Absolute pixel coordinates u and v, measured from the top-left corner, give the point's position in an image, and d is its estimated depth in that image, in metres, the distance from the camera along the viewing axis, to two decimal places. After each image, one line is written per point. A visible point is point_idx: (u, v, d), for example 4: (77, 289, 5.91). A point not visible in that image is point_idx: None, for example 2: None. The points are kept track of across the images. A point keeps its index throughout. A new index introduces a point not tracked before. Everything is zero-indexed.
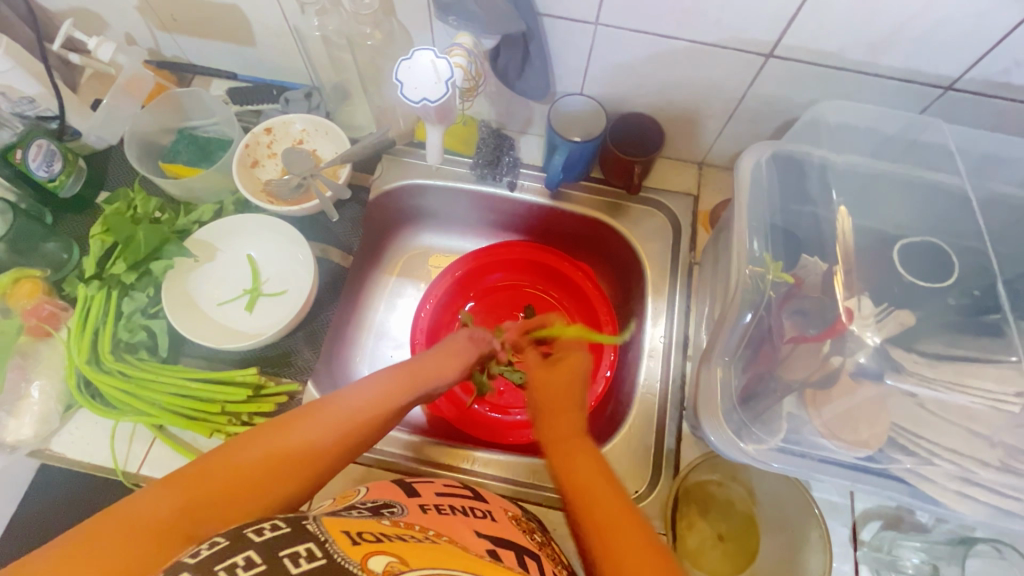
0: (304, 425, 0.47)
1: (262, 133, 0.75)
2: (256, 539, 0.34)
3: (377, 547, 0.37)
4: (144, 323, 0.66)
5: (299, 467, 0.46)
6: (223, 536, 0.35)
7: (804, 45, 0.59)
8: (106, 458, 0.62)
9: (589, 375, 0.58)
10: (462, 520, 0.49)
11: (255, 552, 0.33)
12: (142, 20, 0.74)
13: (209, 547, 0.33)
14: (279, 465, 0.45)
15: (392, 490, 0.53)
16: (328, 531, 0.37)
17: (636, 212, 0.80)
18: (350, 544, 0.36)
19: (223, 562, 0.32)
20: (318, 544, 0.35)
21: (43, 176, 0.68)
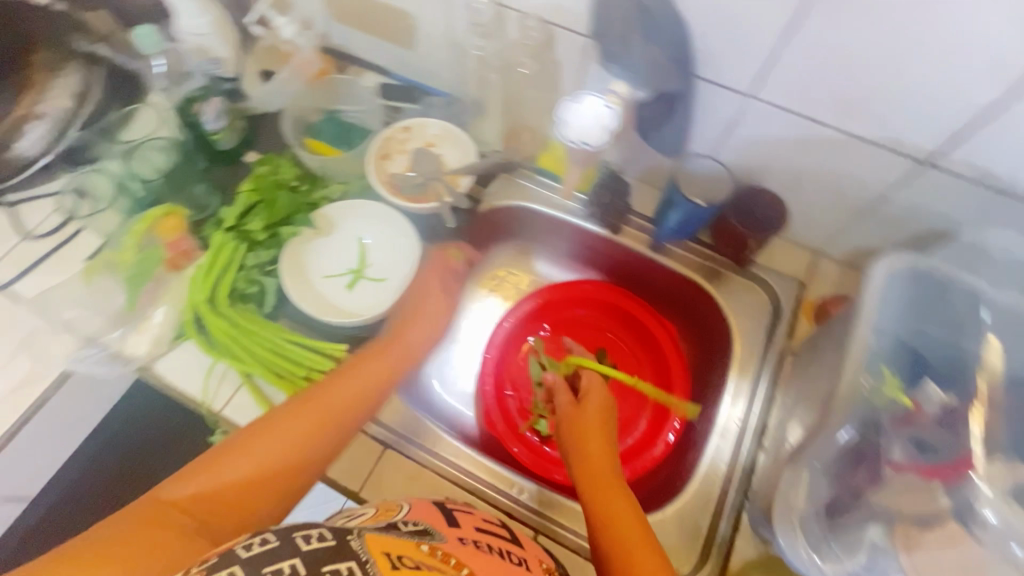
0: (286, 418, 0.58)
1: (399, 129, 0.82)
2: (305, 547, 0.39)
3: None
4: (259, 278, 0.72)
5: (297, 454, 0.56)
6: (273, 535, 0.39)
7: (968, 161, 0.56)
8: (197, 390, 0.67)
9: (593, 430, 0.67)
10: (496, 564, 0.48)
11: (300, 563, 0.37)
12: (323, 11, 0.82)
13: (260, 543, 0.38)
14: (285, 459, 0.55)
15: (434, 515, 0.52)
16: (370, 551, 0.40)
17: (737, 285, 0.78)
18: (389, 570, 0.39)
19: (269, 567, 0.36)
20: (360, 564, 0.38)
21: (210, 128, 0.76)
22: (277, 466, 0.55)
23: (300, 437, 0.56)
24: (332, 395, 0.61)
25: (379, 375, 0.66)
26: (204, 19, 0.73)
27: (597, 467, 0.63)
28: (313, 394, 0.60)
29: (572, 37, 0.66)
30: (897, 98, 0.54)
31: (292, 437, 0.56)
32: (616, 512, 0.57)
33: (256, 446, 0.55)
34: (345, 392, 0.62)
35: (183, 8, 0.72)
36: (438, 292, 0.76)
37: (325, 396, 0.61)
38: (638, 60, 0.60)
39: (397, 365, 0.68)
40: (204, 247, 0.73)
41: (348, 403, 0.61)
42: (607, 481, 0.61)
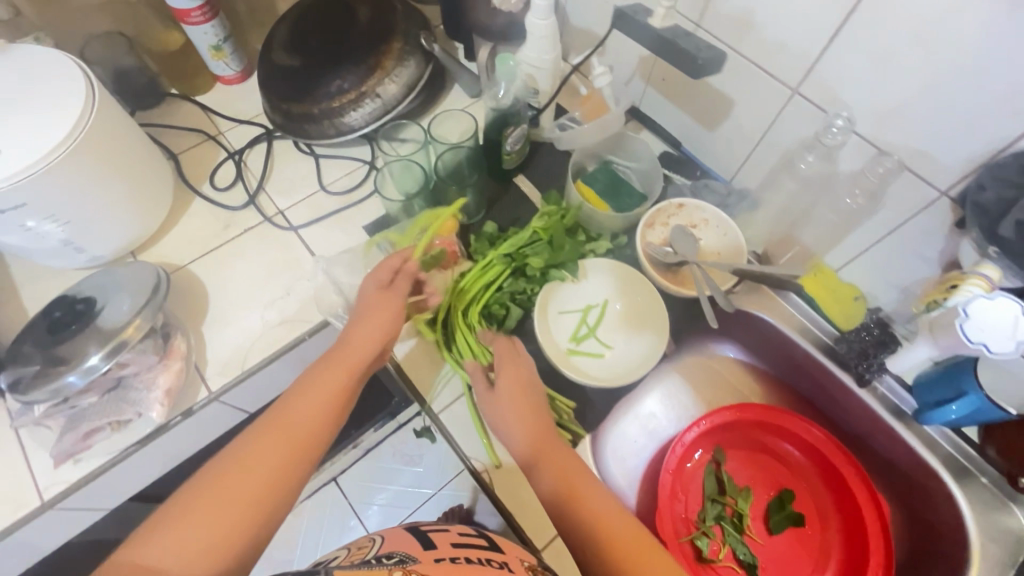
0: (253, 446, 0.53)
1: (673, 205, 0.80)
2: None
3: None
4: (507, 303, 0.74)
5: (263, 490, 0.51)
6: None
7: None
8: (424, 386, 0.72)
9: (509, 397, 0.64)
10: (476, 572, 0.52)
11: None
12: (637, 67, 0.84)
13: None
14: (255, 504, 0.50)
15: (410, 543, 0.57)
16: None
17: (992, 499, 0.68)
18: None
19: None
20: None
21: (508, 150, 0.80)
22: (253, 499, 0.50)
23: (265, 480, 0.51)
24: (289, 413, 0.55)
25: (340, 385, 0.58)
26: (549, 57, 0.77)
27: (530, 437, 0.61)
28: (281, 411, 0.55)
29: (920, 190, 0.61)
30: None
31: (261, 471, 0.51)
32: (618, 533, 0.52)
33: (218, 486, 0.50)
34: (314, 401, 0.57)
35: (535, 41, 0.74)
36: (386, 290, 0.65)
37: (291, 419, 0.55)
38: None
39: (364, 358, 0.61)
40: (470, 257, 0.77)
41: (312, 414, 0.56)
42: (570, 480, 0.56)
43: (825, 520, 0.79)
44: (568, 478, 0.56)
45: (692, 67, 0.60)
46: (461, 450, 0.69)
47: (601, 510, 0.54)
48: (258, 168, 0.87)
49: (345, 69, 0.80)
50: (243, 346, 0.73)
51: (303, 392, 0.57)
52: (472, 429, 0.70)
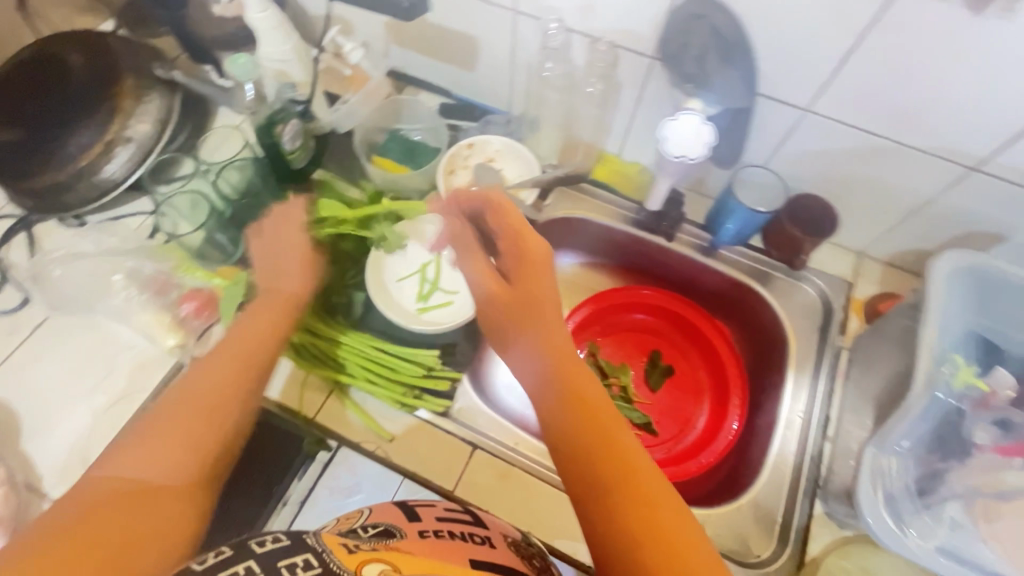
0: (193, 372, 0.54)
1: (463, 147, 0.86)
2: (258, 550, 0.35)
3: (379, 561, 0.37)
4: (347, 290, 0.77)
5: (217, 399, 0.51)
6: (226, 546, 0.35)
7: (1015, 167, 0.62)
8: (291, 399, 0.71)
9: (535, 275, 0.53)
10: (461, 547, 0.46)
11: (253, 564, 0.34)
12: (385, 35, 0.87)
13: (216, 555, 0.34)
14: (213, 411, 0.50)
15: (392, 514, 0.50)
16: (324, 544, 0.38)
17: (785, 286, 0.82)
18: (345, 555, 0.37)
19: (285, 560, 0.34)
20: (316, 556, 0.36)
21: (287, 148, 0.79)
22: (201, 417, 0.49)
23: (204, 406, 0.50)
24: (232, 345, 0.57)
25: (281, 310, 0.63)
26: (287, 46, 0.76)
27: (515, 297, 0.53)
28: (225, 344, 0.57)
29: (637, 59, 0.71)
30: (951, 111, 0.60)
31: (217, 385, 0.52)
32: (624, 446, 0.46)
33: (167, 409, 0.49)
34: (257, 334, 0.59)
35: (267, 35, 0.75)
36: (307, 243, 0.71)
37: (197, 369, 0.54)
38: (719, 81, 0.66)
39: (300, 297, 0.65)
40: None
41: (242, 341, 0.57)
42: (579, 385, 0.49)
43: (691, 364, 0.89)
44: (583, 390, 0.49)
45: (407, 13, 0.69)
46: (348, 442, 0.69)
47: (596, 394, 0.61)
48: (25, 258, 0.78)
49: (80, 124, 0.74)
50: (76, 445, 0.66)
51: (250, 328, 0.59)
52: (356, 419, 0.70)
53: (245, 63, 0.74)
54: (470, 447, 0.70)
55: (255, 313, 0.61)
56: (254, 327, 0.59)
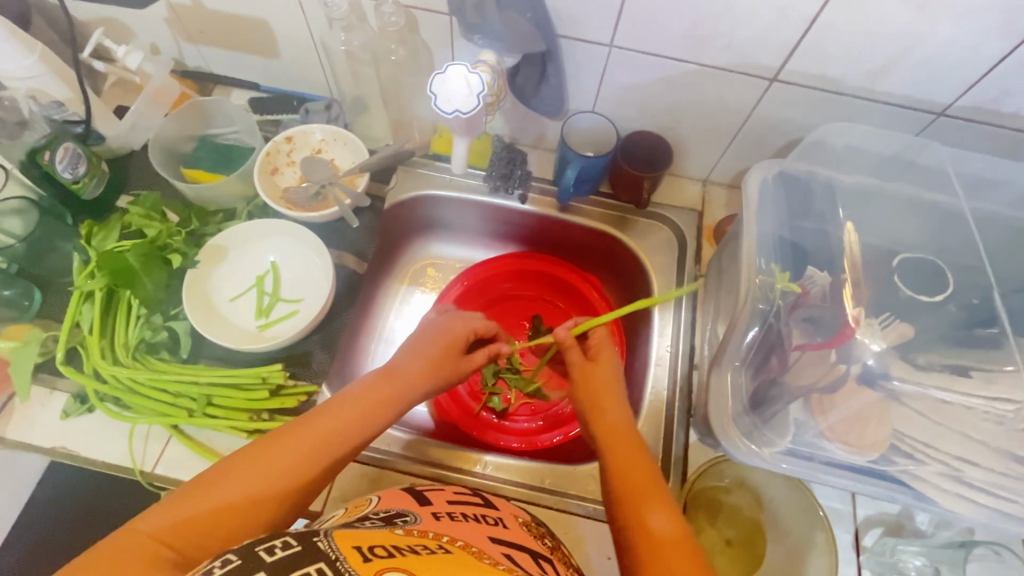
0: (286, 446, 0.47)
1: (282, 141, 0.77)
2: (268, 559, 0.35)
3: (390, 565, 0.37)
4: (166, 323, 0.67)
5: (315, 443, 0.48)
6: (234, 554, 0.35)
7: (805, 71, 0.63)
8: (123, 458, 0.62)
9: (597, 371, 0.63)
10: (475, 528, 0.49)
11: (265, 574, 0.33)
12: (169, 32, 0.77)
13: (221, 565, 0.34)
14: (303, 452, 0.47)
15: (403, 498, 0.53)
16: (339, 548, 0.38)
17: (642, 226, 0.81)
18: (361, 563, 0.36)
19: (297, 572, 0.34)
20: (330, 563, 0.35)
21: (68, 178, 0.68)
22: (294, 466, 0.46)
23: (306, 450, 0.47)
24: (375, 415, 0.53)
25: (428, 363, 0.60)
26: (32, 60, 0.66)
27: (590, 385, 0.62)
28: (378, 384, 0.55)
29: (435, 16, 0.66)
30: (739, 25, 0.60)
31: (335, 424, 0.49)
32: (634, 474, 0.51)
33: (271, 455, 0.46)
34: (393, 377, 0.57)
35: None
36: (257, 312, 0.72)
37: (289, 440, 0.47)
38: (504, 28, 0.63)
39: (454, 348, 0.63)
40: (76, 310, 0.64)
41: (359, 421, 0.51)
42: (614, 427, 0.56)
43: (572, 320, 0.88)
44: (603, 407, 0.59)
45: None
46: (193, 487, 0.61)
47: (608, 401, 0.59)
48: None
49: None
50: None
51: (414, 378, 0.58)
52: (201, 460, 0.62)
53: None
54: None
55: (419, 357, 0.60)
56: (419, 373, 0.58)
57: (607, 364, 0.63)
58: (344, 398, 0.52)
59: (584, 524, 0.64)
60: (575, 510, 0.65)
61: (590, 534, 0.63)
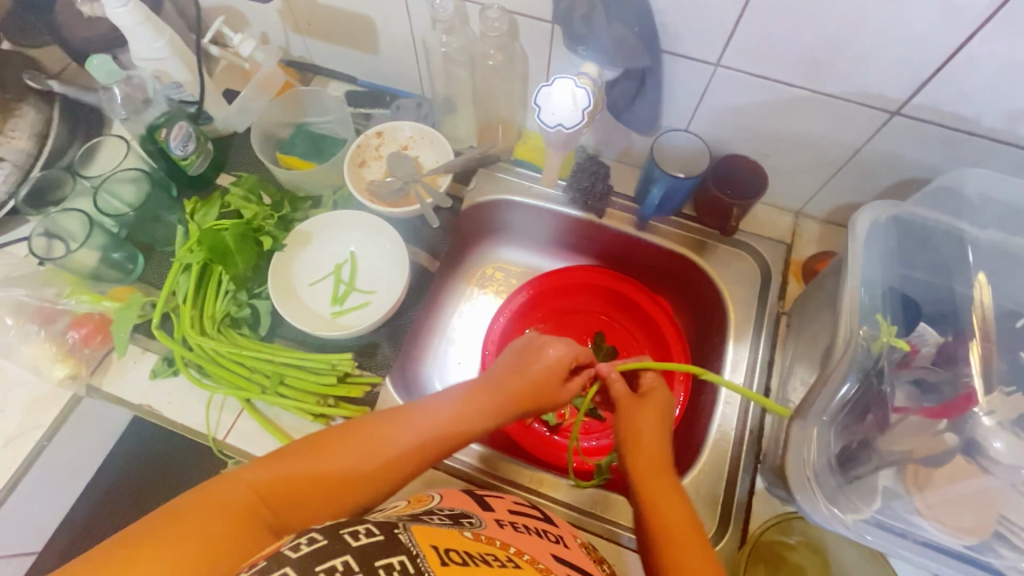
0: (391, 437, 0.50)
1: (372, 136, 0.79)
2: (353, 544, 0.37)
3: (465, 572, 0.38)
4: (250, 300, 0.70)
5: (372, 464, 0.49)
6: (321, 534, 0.38)
7: (934, 106, 0.58)
8: (198, 424, 0.66)
9: (646, 419, 0.60)
10: (538, 542, 0.48)
11: (352, 559, 0.36)
12: (280, 23, 0.81)
13: (310, 543, 0.36)
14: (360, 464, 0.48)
15: (465, 499, 0.53)
16: (418, 544, 0.39)
17: (723, 253, 0.77)
18: (440, 565, 0.38)
19: (381, 560, 0.36)
20: (411, 559, 0.37)
21: (178, 154, 0.73)
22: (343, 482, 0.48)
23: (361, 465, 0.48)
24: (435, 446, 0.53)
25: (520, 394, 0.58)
26: (160, 43, 0.71)
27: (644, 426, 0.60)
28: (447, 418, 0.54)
29: (537, 24, 0.66)
30: (866, 52, 0.55)
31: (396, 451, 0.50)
32: (671, 521, 0.51)
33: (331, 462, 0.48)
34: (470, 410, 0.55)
35: (134, 34, 0.69)
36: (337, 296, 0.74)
37: (382, 439, 0.50)
38: (608, 40, 0.61)
39: (551, 376, 0.60)
40: (174, 279, 0.68)
41: (416, 454, 0.51)
42: (658, 467, 0.56)
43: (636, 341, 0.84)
44: (641, 448, 0.58)
45: None
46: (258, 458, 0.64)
47: (649, 440, 0.58)
48: None
49: None
50: None
51: (486, 414, 0.56)
52: (269, 437, 0.65)
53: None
54: None
55: (489, 387, 0.58)
56: (490, 410, 0.56)
57: (657, 402, 0.62)
58: (412, 419, 0.52)
59: (631, 558, 0.62)
60: (623, 541, 0.63)
61: (634, 569, 0.61)
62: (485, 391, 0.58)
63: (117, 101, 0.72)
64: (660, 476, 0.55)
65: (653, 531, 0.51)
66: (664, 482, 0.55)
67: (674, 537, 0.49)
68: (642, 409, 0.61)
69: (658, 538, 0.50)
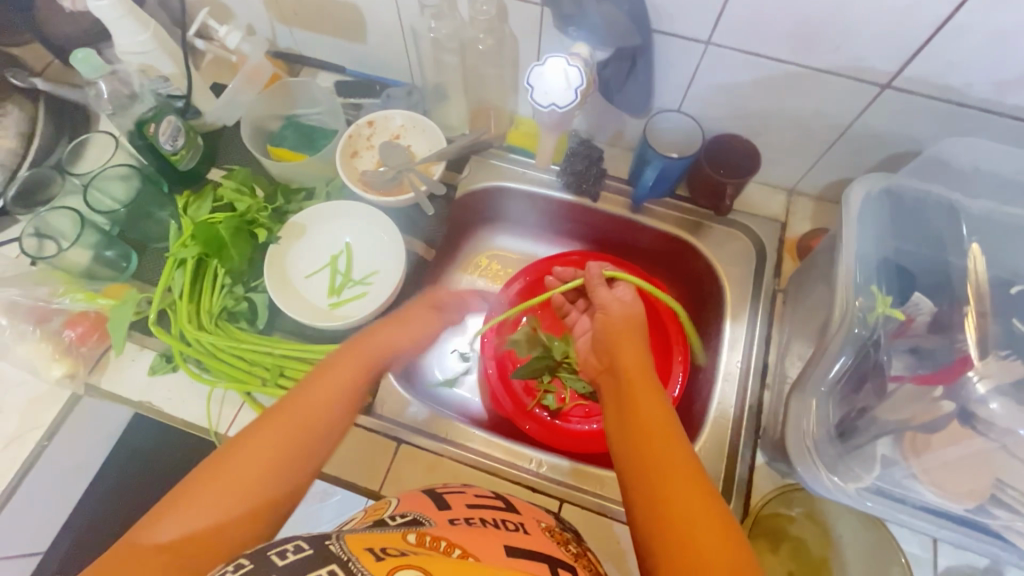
0: (266, 433, 0.49)
1: (364, 126, 0.79)
2: (279, 564, 0.37)
3: (404, 561, 0.38)
4: (247, 294, 0.70)
5: (267, 459, 0.47)
6: (246, 560, 0.38)
7: (925, 79, 0.58)
8: (200, 418, 0.66)
9: (627, 335, 0.58)
10: (493, 533, 0.48)
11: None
12: (267, 14, 0.80)
13: (230, 573, 0.36)
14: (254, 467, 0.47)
15: (423, 500, 0.53)
16: (351, 550, 0.39)
17: (718, 233, 0.78)
18: (373, 562, 0.37)
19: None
20: (342, 566, 0.37)
21: (168, 149, 0.72)
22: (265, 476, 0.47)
23: (268, 463, 0.47)
24: (322, 426, 0.51)
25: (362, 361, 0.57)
26: (145, 36, 0.70)
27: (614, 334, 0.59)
28: (298, 396, 0.52)
29: (527, 7, 0.65)
30: (857, 25, 0.55)
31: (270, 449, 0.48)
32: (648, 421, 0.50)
33: (235, 470, 0.46)
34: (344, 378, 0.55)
35: (118, 26, 0.68)
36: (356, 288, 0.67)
37: (252, 444, 0.48)
38: (596, 21, 0.61)
39: (394, 341, 0.62)
40: (167, 276, 0.67)
41: (300, 434, 0.50)
42: (635, 374, 0.54)
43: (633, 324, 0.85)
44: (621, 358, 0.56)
45: None
46: None
47: (627, 347, 0.57)
48: None
49: None
50: None
51: (352, 384, 0.55)
52: None
53: (91, 60, 0.67)
54: (395, 443, 0.67)
55: (361, 352, 0.58)
56: (357, 377, 0.56)
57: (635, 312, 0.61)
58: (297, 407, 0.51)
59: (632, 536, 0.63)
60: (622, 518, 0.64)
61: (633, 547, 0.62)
62: (355, 358, 0.57)
63: (103, 97, 0.71)
64: (639, 372, 0.54)
65: (627, 437, 0.50)
66: (640, 377, 0.54)
67: (642, 441, 0.48)
68: (617, 316, 0.61)
69: (643, 442, 0.48)
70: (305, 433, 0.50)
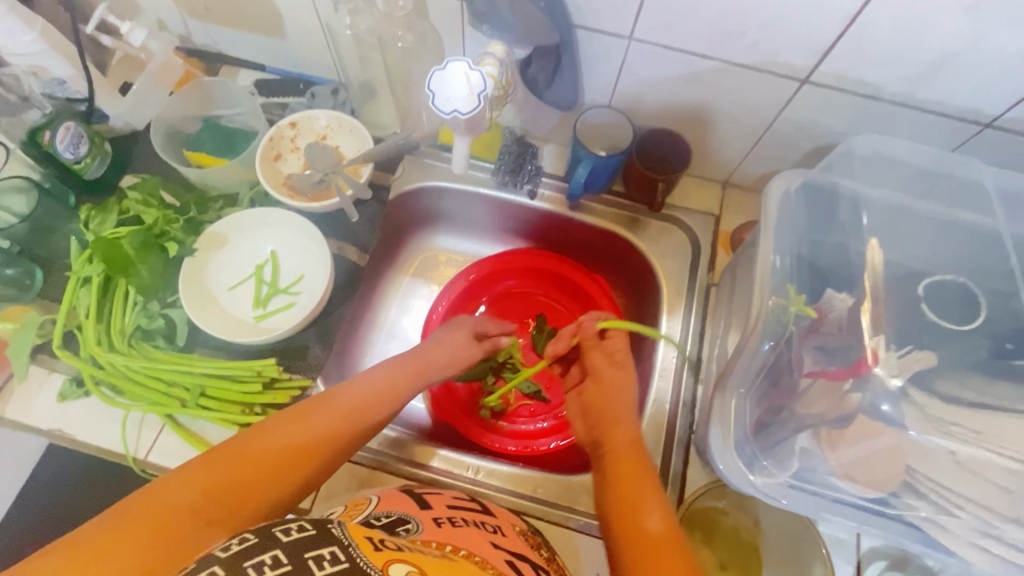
0: (306, 416, 0.49)
1: (286, 127, 0.75)
2: (284, 538, 0.34)
3: (400, 556, 0.36)
4: (163, 311, 0.67)
5: (305, 440, 0.48)
6: (252, 533, 0.35)
7: (840, 73, 0.58)
8: (115, 444, 0.62)
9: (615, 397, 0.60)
10: (475, 535, 0.48)
11: (281, 551, 0.33)
12: (175, 8, 0.75)
13: (239, 543, 0.34)
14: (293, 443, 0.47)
15: (405, 501, 0.51)
16: (351, 534, 0.37)
17: (655, 228, 0.77)
18: (372, 551, 0.36)
19: (312, 551, 0.33)
20: (343, 547, 0.34)
21: (69, 158, 0.68)
22: (292, 457, 0.46)
23: (303, 446, 0.48)
24: (361, 417, 0.52)
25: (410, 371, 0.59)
26: (31, 36, 0.64)
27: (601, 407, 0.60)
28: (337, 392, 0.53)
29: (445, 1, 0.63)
30: (772, 21, 0.55)
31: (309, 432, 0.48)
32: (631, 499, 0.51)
33: (272, 442, 0.46)
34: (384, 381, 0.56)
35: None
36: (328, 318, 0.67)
37: (294, 423, 0.48)
38: (514, 18, 0.59)
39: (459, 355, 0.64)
40: (74, 295, 0.63)
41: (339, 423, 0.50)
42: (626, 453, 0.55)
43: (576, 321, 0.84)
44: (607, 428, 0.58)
45: None
46: None
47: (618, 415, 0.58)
48: None
49: None
50: None
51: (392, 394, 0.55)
52: (193, 451, 0.62)
53: None
54: None
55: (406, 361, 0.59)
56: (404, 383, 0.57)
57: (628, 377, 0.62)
58: (336, 398, 0.52)
59: (577, 538, 0.62)
60: (570, 524, 0.63)
61: (582, 548, 0.62)
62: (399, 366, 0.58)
63: None
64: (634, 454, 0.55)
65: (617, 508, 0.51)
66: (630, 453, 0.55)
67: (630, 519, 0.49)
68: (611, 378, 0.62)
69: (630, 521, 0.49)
70: (346, 424, 0.51)
